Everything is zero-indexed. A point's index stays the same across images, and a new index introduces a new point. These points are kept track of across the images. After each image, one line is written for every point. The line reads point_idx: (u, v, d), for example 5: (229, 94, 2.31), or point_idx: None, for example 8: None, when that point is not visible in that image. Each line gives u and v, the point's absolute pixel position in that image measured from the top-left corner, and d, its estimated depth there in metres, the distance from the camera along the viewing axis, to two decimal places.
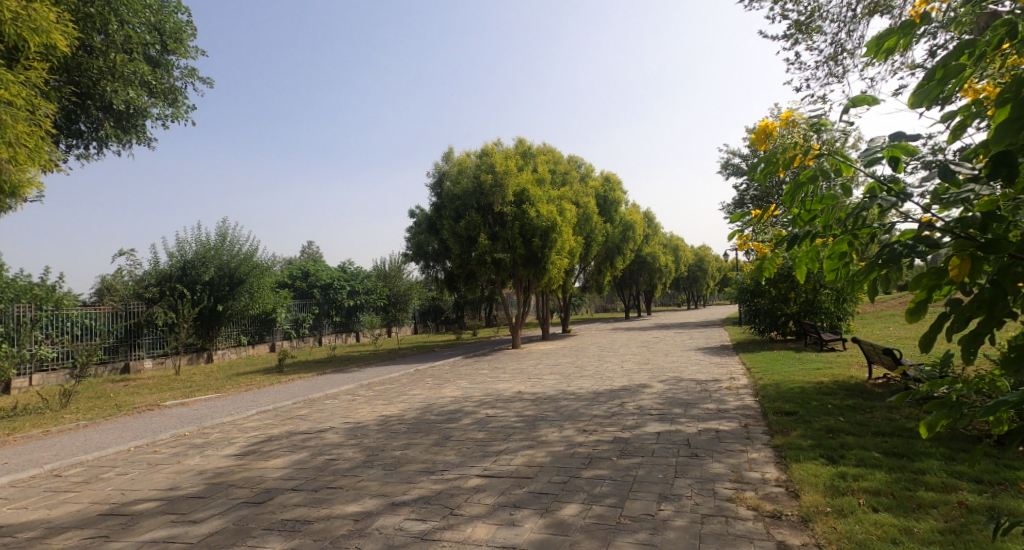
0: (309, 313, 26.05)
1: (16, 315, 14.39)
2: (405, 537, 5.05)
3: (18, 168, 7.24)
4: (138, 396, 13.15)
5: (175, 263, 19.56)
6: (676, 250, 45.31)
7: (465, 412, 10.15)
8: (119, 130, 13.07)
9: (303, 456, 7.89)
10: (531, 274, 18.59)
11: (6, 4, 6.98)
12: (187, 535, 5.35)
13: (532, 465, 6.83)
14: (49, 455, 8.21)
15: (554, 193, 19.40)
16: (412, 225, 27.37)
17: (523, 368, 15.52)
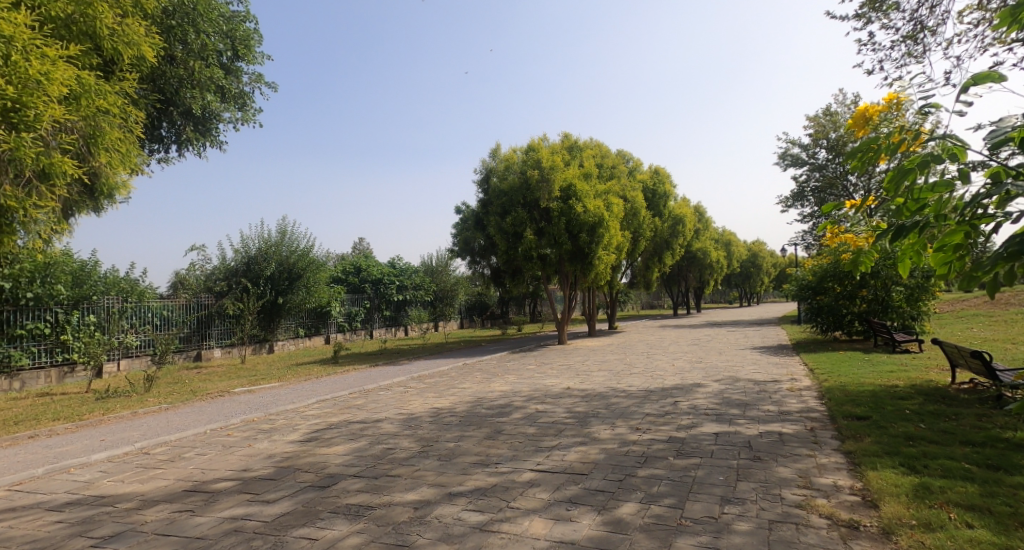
0: (362, 307, 26.68)
1: (107, 307, 15.41)
2: (465, 527, 5.17)
3: (112, 172, 7.79)
4: (209, 383, 13.82)
5: (240, 258, 20.38)
6: (728, 246, 44.35)
7: (515, 406, 10.26)
8: (197, 133, 13.77)
9: (362, 444, 8.15)
10: (578, 270, 18.54)
11: (105, 21, 7.55)
12: (261, 514, 5.63)
13: (587, 462, 6.85)
14: (137, 434, 8.76)
15: (602, 187, 19.26)
16: (461, 221, 27.71)
17: (572, 364, 15.50)
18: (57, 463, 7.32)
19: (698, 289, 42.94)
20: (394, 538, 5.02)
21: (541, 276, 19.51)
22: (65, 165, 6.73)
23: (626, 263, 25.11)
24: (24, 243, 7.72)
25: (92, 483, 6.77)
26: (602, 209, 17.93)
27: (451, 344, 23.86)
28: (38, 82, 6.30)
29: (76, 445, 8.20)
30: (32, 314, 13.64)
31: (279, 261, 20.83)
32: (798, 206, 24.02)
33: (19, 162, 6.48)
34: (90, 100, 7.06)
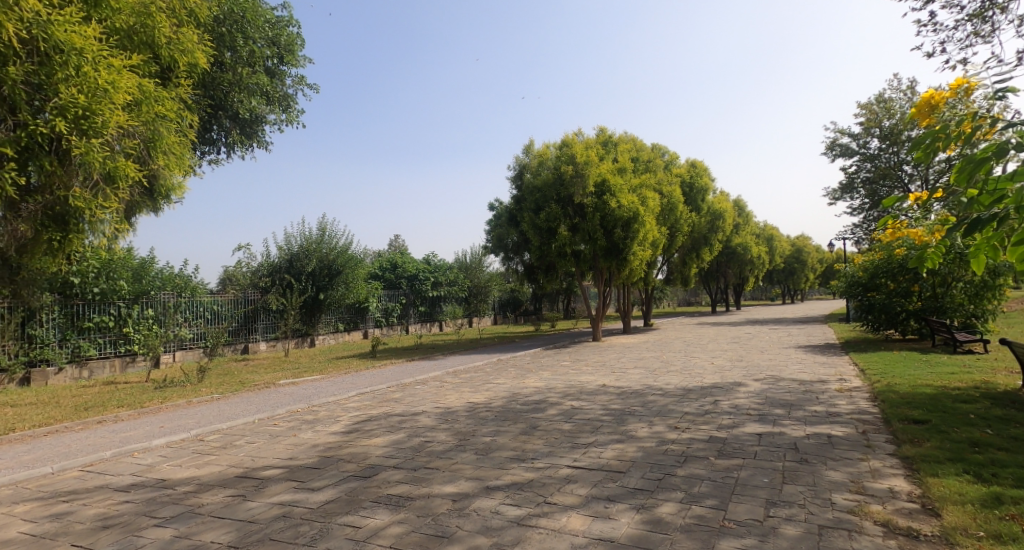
0: (398, 303, 26.94)
1: (163, 302, 15.99)
2: (504, 520, 5.16)
3: (169, 174, 8.01)
4: (255, 375, 14.16)
5: (283, 255, 20.78)
6: (770, 241, 43.36)
7: (551, 403, 10.19)
8: (243, 136, 14.06)
9: (400, 436, 8.21)
10: (612, 266, 18.35)
11: (161, 30, 7.75)
12: (307, 501, 5.72)
13: (624, 460, 6.76)
14: (192, 422, 9.04)
15: (637, 181, 18.94)
16: (495, 217, 27.77)
17: (607, 361, 15.36)
18: (122, 447, 7.62)
19: (738, 286, 42.11)
20: (434, 529, 5.03)
21: (575, 273, 19.35)
22: (129, 169, 7.00)
23: (661, 259, 24.75)
24: (92, 242, 8.05)
25: (153, 466, 7.02)
26: (636, 204, 17.61)
27: (486, 340, 23.91)
28: (105, 91, 6.54)
29: (137, 431, 8.52)
30: (98, 307, 14.31)
31: (319, 258, 21.15)
32: (847, 198, 23.30)
33: (88, 166, 6.85)
34: (150, 107, 7.27)
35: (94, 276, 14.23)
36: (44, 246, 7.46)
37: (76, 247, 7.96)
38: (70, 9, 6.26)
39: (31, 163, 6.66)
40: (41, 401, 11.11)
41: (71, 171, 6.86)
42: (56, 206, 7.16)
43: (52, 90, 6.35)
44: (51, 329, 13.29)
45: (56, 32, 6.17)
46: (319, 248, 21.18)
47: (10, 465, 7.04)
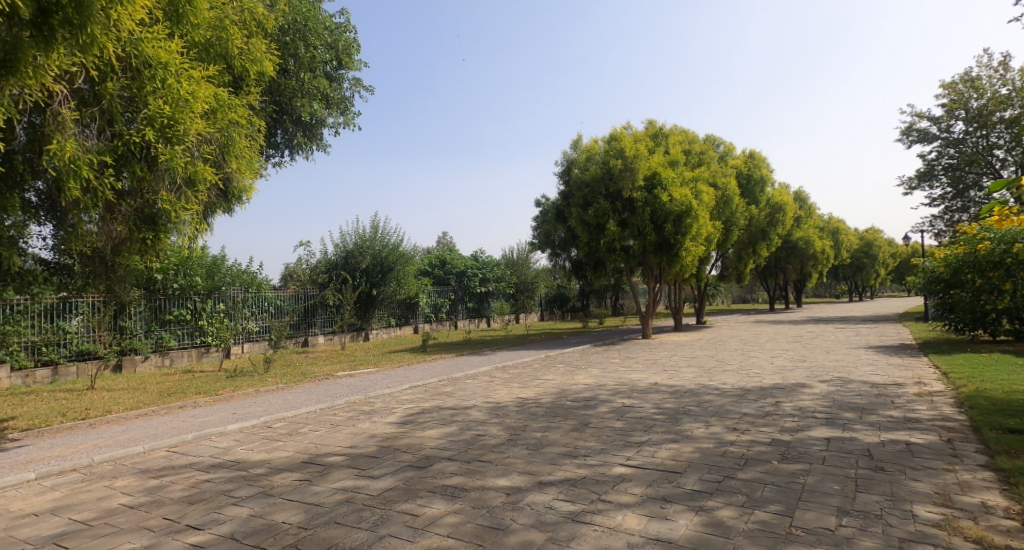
0: (447, 299, 27.15)
1: (233, 297, 16.91)
2: (558, 516, 5.07)
3: (242, 178, 8.26)
4: (316, 367, 14.59)
5: (338, 252, 21.20)
6: (836, 235, 41.62)
7: (601, 400, 10.02)
8: (306, 139, 14.38)
9: (453, 429, 8.22)
10: (663, 261, 17.92)
11: (233, 41, 8.04)
12: (368, 488, 5.86)
13: (679, 460, 6.55)
14: (261, 409, 9.54)
15: (689, 173, 18.43)
16: (542, 212, 27.75)
17: (659, 359, 15.01)
18: (201, 431, 8.23)
19: (799, 282, 40.58)
20: (489, 520, 5.02)
21: (624, 268, 19.01)
22: (207, 173, 7.28)
23: (715, 255, 23.97)
24: (174, 243, 8.35)
25: (229, 450, 7.51)
26: (689, 197, 17.11)
27: (534, 336, 23.92)
28: (186, 101, 6.90)
29: (213, 417, 9.11)
30: (177, 301, 15.37)
31: (373, 255, 21.43)
32: (925, 187, 22.05)
33: (171, 171, 7.13)
34: (225, 114, 7.60)
35: (173, 273, 15.31)
36: (136, 247, 7.70)
37: (163, 249, 8.25)
38: (156, 27, 6.64)
39: (126, 171, 7.00)
40: (130, 387, 11.99)
41: (158, 176, 7.15)
42: (151, 207, 7.48)
43: (141, 101, 6.73)
44: (138, 321, 14.42)
45: (145, 48, 6.51)
46: (373, 245, 21.45)
47: (106, 444, 7.76)
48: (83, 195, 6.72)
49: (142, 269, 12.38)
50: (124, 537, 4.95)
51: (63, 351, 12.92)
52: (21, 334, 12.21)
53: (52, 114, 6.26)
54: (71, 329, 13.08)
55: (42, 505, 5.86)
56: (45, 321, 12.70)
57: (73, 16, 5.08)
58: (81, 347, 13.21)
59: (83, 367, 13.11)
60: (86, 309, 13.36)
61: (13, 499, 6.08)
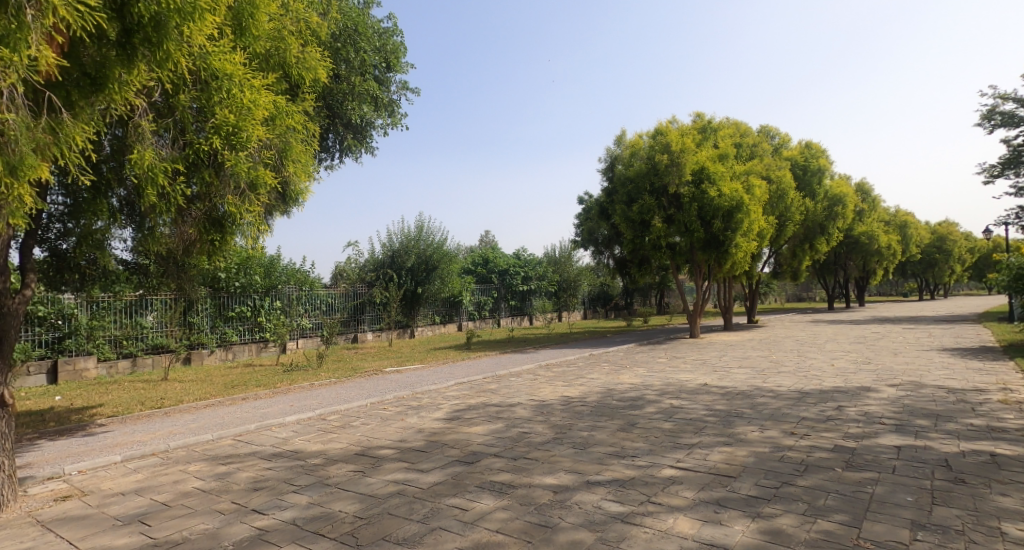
0: (489, 297, 27.14)
1: (288, 295, 17.36)
2: (606, 516, 4.91)
3: (300, 181, 8.34)
4: (366, 363, 14.77)
5: (385, 251, 21.49)
6: (903, 228, 39.63)
7: (648, 400, 9.73)
8: (357, 141, 14.55)
9: (499, 426, 8.14)
10: (711, 258, 17.28)
11: (290, 49, 8.18)
12: (418, 482, 5.86)
13: (733, 464, 6.27)
14: (316, 402, 9.69)
15: (740, 167, 17.82)
16: (585, 210, 27.48)
17: (709, 359, 14.56)
18: (263, 421, 8.43)
19: (862, 279, 38.85)
20: (538, 517, 4.92)
21: (671, 266, 18.55)
22: (268, 177, 7.37)
23: (768, 251, 23.16)
24: (239, 245, 8.55)
25: (288, 440, 7.68)
26: (739, 192, 16.49)
27: (578, 334, 23.65)
28: (249, 109, 7.05)
29: (272, 408, 9.33)
30: (239, 298, 15.90)
31: (417, 254, 21.66)
32: (1009, 174, 20.72)
33: (236, 176, 7.28)
34: (282, 121, 7.76)
35: (236, 271, 15.84)
36: (207, 247, 8.06)
37: (229, 251, 8.49)
38: (221, 41, 6.80)
39: (195, 178, 7.30)
40: (198, 378, 12.46)
41: (224, 181, 7.33)
42: (218, 210, 7.75)
43: (208, 111, 6.93)
44: (205, 317, 15.04)
45: (213, 62, 6.68)
46: (418, 244, 21.69)
47: (181, 432, 8.08)
48: (159, 201, 7.04)
49: (206, 270, 12.81)
50: (198, 519, 5.16)
51: (140, 345, 13.66)
52: (106, 329, 13.02)
53: (133, 126, 6.50)
54: (147, 324, 13.83)
55: (127, 485, 6.16)
56: (125, 316, 13.47)
57: (151, 35, 5.29)
58: (156, 341, 13.92)
59: (158, 359, 13.81)
60: (159, 305, 14.11)
61: (102, 479, 6.41)
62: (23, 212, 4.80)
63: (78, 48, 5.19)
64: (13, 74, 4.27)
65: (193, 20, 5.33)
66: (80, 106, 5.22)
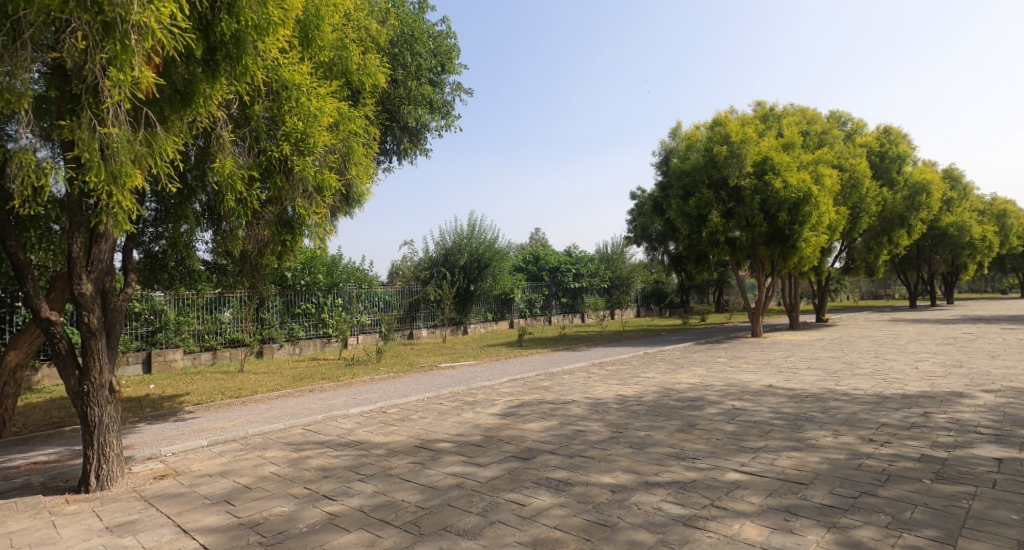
0: (541, 294, 26.83)
1: (348, 293, 17.62)
2: (668, 517, 4.57)
3: (363, 184, 8.27)
4: (421, 358, 14.78)
5: (439, 250, 21.54)
6: (996, 219, 36.69)
7: (709, 401, 9.20)
8: (412, 144, 14.50)
9: (554, 423, 7.85)
10: (775, 253, 16.32)
11: (351, 57, 8.17)
12: (475, 475, 5.68)
13: (805, 470, 5.75)
14: (376, 396, 9.69)
15: (808, 156, 16.78)
16: (639, 205, 26.80)
17: (773, 359, 13.82)
18: (329, 413, 8.47)
19: (951, 273, 36.21)
20: (596, 516, 4.62)
21: (732, 262, 17.74)
22: (333, 181, 7.34)
23: (840, 243, 21.72)
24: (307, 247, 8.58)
25: (352, 431, 7.67)
26: (807, 182, 15.45)
27: (632, 332, 23.07)
28: (315, 116, 7.02)
29: (337, 401, 9.39)
30: (304, 296, 16.28)
31: (470, 252, 21.62)
32: None
33: (303, 181, 7.30)
34: (345, 126, 7.69)
35: (301, 270, 16.17)
36: (279, 250, 8.20)
37: (299, 252, 8.58)
38: (290, 53, 6.84)
39: (268, 183, 7.38)
40: (270, 371, 12.79)
41: (293, 186, 7.38)
42: (288, 213, 7.89)
43: (280, 120, 6.97)
44: (274, 314, 15.48)
45: (283, 73, 6.72)
46: (471, 242, 21.65)
47: (257, 420, 8.23)
48: (236, 206, 7.28)
49: (276, 269, 13.09)
50: (276, 502, 5.18)
51: (218, 339, 14.22)
52: (190, 323, 13.62)
53: (215, 137, 6.63)
54: (225, 320, 14.39)
55: (214, 467, 6.29)
56: (206, 312, 14.04)
57: (232, 51, 5.60)
58: (232, 336, 14.47)
59: (234, 352, 14.33)
60: (235, 302, 14.66)
61: (193, 460, 6.59)
62: (128, 219, 5.13)
63: (171, 68, 5.59)
64: (120, 92, 4.77)
65: (269, 34, 5.64)
66: (172, 120, 5.56)
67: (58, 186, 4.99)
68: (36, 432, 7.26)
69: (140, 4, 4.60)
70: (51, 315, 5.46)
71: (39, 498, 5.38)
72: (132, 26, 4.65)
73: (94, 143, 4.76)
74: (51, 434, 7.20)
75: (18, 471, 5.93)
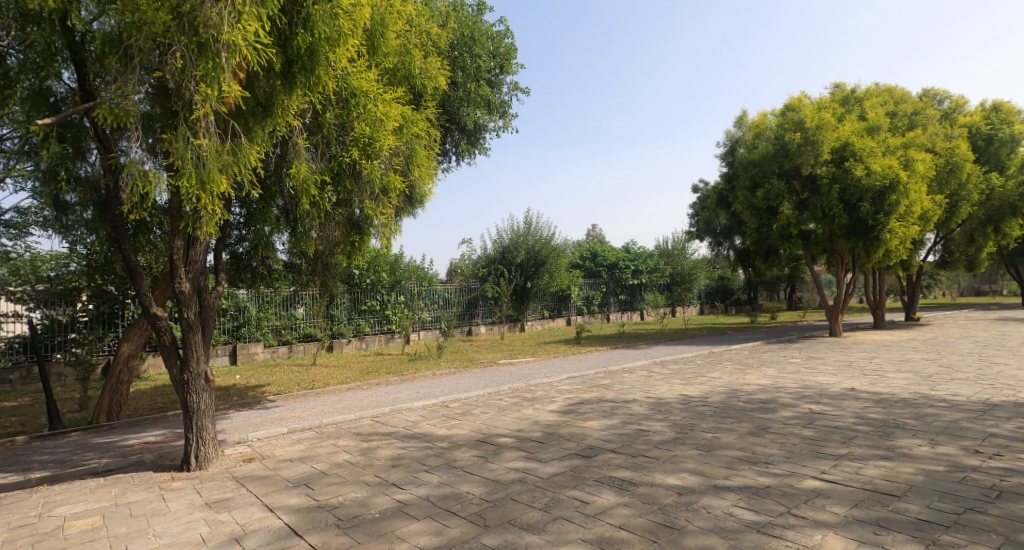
0: (598, 291, 26.69)
1: (410, 291, 18.14)
2: (740, 524, 4.53)
3: (424, 185, 8.57)
4: (481, 354, 15.07)
5: (496, 248, 21.77)
6: None
7: (782, 404, 8.96)
8: (469, 145, 14.74)
9: (615, 422, 7.88)
10: (858, 245, 15.59)
11: (413, 61, 8.44)
12: (538, 471, 5.81)
13: (895, 481, 5.39)
14: (439, 390, 10.00)
15: (896, 140, 15.90)
16: (701, 200, 26.23)
17: (854, 361, 13.19)
18: (395, 405, 8.82)
19: None
20: (663, 517, 4.67)
21: (806, 258, 17.10)
22: (397, 183, 7.65)
23: (937, 236, 20.91)
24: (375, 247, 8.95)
25: (417, 424, 7.96)
26: (894, 168, 14.63)
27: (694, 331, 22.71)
28: (381, 121, 7.35)
29: (402, 394, 9.76)
30: (370, 293, 16.88)
31: (527, 250, 21.73)
32: None
33: (370, 184, 7.66)
34: (408, 129, 7.99)
35: (367, 269, 16.78)
36: (348, 250, 8.59)
37: (366, 251, 8.96)
38: (358, 61, 7.15)
39: (337, 186, 7.79)
40: (340, 364, 13.43)
41: (362, 188, 7.74)
42: (356, 214, 8.31)
43: (349, 126, 7.32)
44: (343, 310, 16.14)
45: (352, 81, 7.05)
46: (527, 240, 21.76)
47: (330, 410, 8.67)
48: (310, 209, 7.70)
49: (343, 268, 13.62)
50: (350, 487, 5.49)
51: (294, 333, 14.97)
52: (269, 319, 14.41)
53: (291, 144, 7.02)
54: (299, 316, 15.11)
55: (293, 453, 6.71)
56: (282, 309, 14.79)
57: (307, 63, 5.97)
58: (306, 331, 15.17)
59: (308, 347, 15.02)
60: (308, 300, 15.36)
61: (275, 446, 7.04)
62: (215, 222, 5.53)
63: (254, 82, 5.99)
64: (209, 105, 5.11)
65: (340, 45, 6.00)
66: (254, 130, 5.95)
67: (159, 195, 5.44)
68: (143, 416, 7.93)
69: (230, 24, 4.99)
70: (158, 310, 5.96)
71: (150, 474, 5.91)
72: (223, 45, 5.03)
73: (188, 153, 5.17)
74: (156, 417, 7.84)
75: (130, 450, 6.52)
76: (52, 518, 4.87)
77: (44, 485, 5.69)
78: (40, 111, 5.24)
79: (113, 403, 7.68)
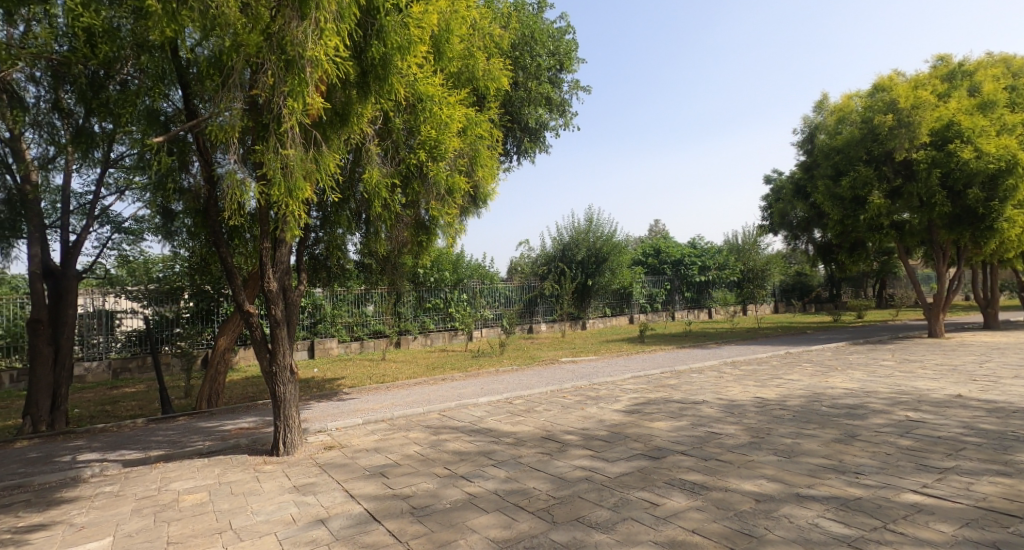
0: (662, 289, 26.33)
1: (473, 290, 18.53)
2: (828, 536, 4.49)
3: (487, 185, 8.85)
4: (543, 352, 15.25)
5: (556, 246, 21.90)
6: None
7: (874, 410, 8.65)
8: (532, 143, 14.85)
9: (683, 423, 7.90)
10: (963, 235, 14.79)
11: (475, 63, 8.68)
12: (605, 471, 5.95)
13: (1016, 500, 5.07)
14: (502, 387, 10.27)
15: (1014, 116, 14.78)
16: (773, 195, 25.42)
17: (957, 366, 12.45)
18: (460, 400, 9.15)
19: None
20: (739, 524, 4.71)
21: (901, 250, 16.38)
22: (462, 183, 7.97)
23: None
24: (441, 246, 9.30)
25: (482, 419, 8.25)
26: (1011, 148, 13.66)
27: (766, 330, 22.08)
28: (446, 123, 7.66)
29: (467, 389, 10.09)
30: (433, 291, 17.39)
31: (587, 247, 21.74)
32: None
33: (437, 184, 8.00)
34: (472, 131, 8.27)
35: (431, 268, 17.29)
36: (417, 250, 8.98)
37: (434, 250, 9.30)
38: (425, 67, 7.45)
39: (406, 188, 8.17)
40: (406, 359, 13.97)
41: (428, 189, 8.08)
42: (422, 215, 8.69)
43: (416, 130, 7.66)
44: (409, 308, 16.71)
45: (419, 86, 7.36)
46: (586, 238, 21.77)
47: (400, 403, 9.10)
48: (382, 211, 8.11)
49: (408, 268, 14.14)
50: (421, 478, 5.82)
51: (365, 330, 15.62)
52: (342, 316, 15.11)
53: (364, 150, 7.41)
54: (369, 313, 15.74)
55: (368, 443, 7.13)
56: (353, 307, 15.48)
57: (380, 73, 6.32)
58: (375, 327, 15.79)
59: (378, 343, 15.65)
60: (377, 298, 15.99)
61: (352, 436, 7.49)
62: (299, 224, 5.96)
63: (333, 93, 6.36)
64: (295, 118, 5.52)
65: (411, 53, 6.31)
66: (332, 138, 6.35)
67: (251, 201, 5.91)
68: (236, 404, 8.57)
69: (313, 41, 5.38)
70: (249, 307, 6.47)
71: (245, 458, 6.44)
72: (308, 61, 5.41)
73: (277, 162, 5.61)
74: (247, 406, 8.47)
75: (227, 435, 7.10)
76: (169, 492, 5.42)
77: (159, 462, 6.32)
78: (153, 129, 5.81)
79: (212, 391, 8.36)
